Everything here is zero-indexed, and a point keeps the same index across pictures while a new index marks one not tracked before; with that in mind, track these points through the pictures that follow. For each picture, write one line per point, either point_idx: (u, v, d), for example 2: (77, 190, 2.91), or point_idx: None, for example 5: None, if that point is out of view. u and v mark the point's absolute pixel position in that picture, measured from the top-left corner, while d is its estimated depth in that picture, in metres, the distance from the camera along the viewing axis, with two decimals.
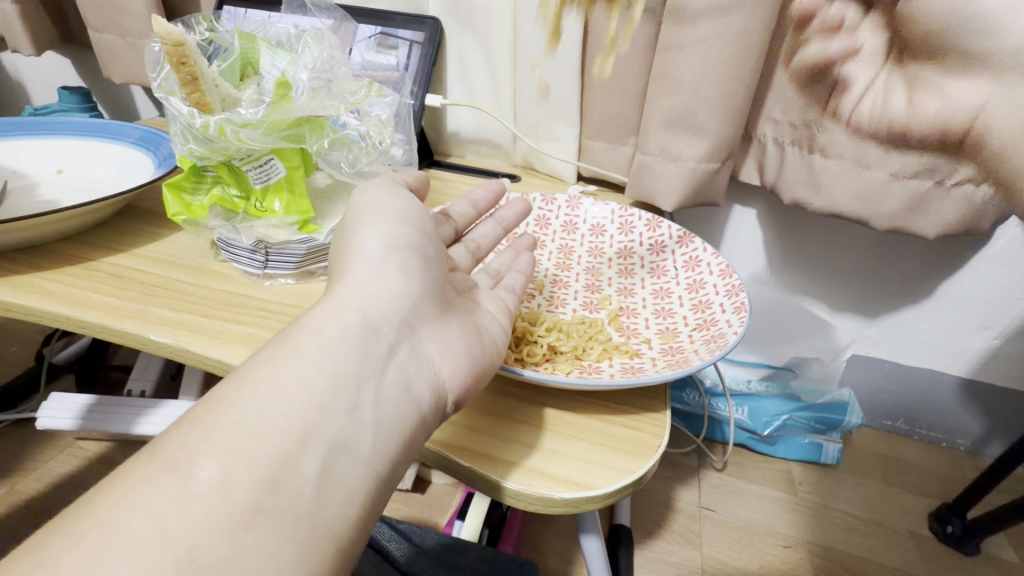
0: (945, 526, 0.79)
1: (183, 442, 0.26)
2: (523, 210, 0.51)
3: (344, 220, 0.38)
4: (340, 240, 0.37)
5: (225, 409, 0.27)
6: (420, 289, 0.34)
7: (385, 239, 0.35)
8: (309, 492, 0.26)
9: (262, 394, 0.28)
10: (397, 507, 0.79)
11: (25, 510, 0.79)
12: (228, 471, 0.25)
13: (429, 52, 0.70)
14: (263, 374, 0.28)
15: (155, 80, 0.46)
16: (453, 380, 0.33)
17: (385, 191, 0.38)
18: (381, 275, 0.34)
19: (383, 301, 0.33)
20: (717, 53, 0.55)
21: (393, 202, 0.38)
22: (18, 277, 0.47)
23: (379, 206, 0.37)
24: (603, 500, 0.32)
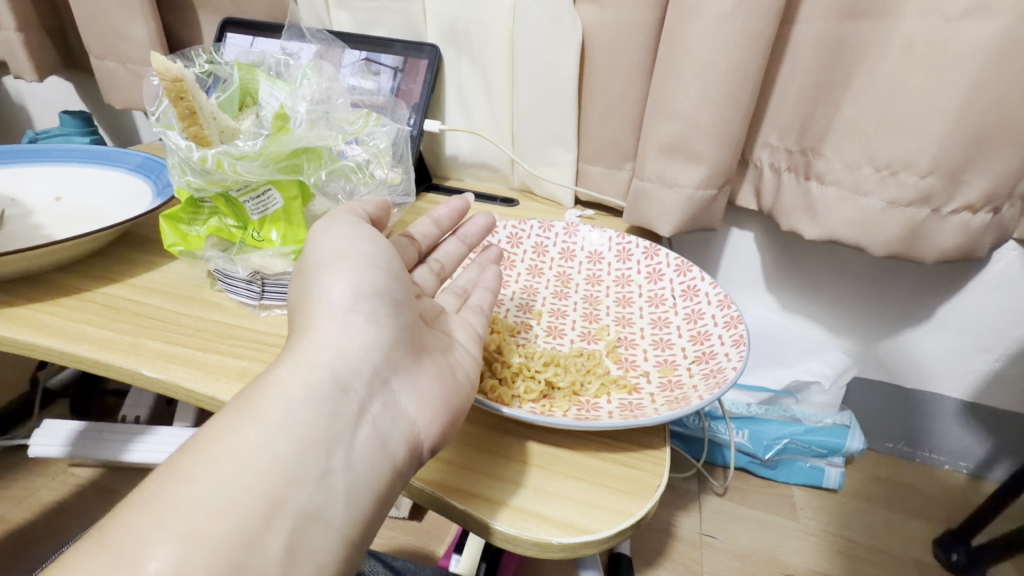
0: (949, 554, 0.78)
1: (133, 528, 0.25)
2: (488, 226, 0.49)
3: (306, 263, 0.36)
4: (303, 285, 0.36)
5: (183, 487, 0.27)
6: (390, 339, 0.34)
7: (351, 286, 0.34)
8: (276, 568, 0.26)
9: (229, 466, 0.27)
10: (394, 535, 0.78)
11: (15, 540, 0.78)
12: (186, 556, 0.24)
13: (428, 78, 0.70)
14: (228, 445, 0.28)
15: (154, 113, 0.46)
16: (430, 428, 0.33)
17: (350, 231, 0.37)
18: (348, 329, 0.33)
19: (352, 356, 0.32)
20: (713, 84, 0.55)
21: (357, 243, 0.36)
22: (13, 309, 0.47)
23: (342, 249, 0.36)
24: (602, 544, 0.32)
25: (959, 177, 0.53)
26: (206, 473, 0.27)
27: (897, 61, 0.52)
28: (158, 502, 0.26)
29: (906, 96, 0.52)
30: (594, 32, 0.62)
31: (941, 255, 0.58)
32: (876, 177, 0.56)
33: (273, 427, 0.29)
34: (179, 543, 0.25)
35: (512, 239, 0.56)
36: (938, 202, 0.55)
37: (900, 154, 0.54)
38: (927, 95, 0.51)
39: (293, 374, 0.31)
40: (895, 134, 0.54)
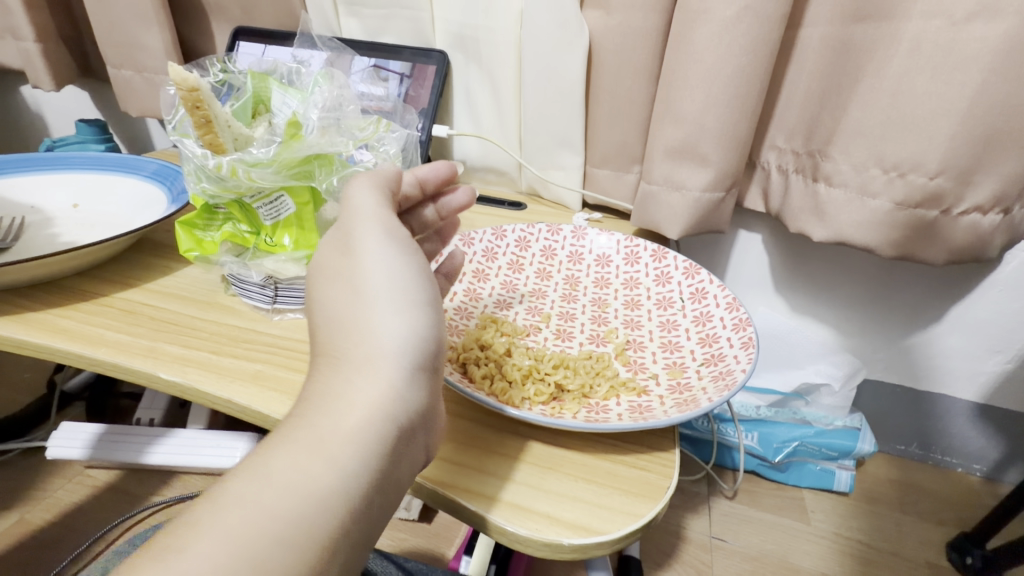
0: (964, 558, 0.77)
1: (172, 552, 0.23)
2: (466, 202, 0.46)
3: (347, 269, 0.33)
4: (344, 291, 0.33)
5: (228, 517, 0.25)
6: (438, 367, 0.32)
7: (404, 306, 0.32)
8: None
9: (278, 497, 0.26)
10: (404, 537, 0.78)
11: (33, 541, 0.79)
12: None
13: (437, 84, 0.71)
14: (276, 472, 0.26)
15: (171, 122, 0.47)
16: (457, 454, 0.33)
17: (399, 242, 0.33)
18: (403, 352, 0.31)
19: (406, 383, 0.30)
20: (719, 87, 0.56)
21: (407, 257, 0.33)
22: (34, 313, 0.48)
23: (392, 262, 0.33)
24: (612, 546, 0.32)
25: (968, 178, 0.53)
26: (263, 495, 0.26)
27: (903, 63, 0.52)
28: (214, 524, 0.25)
29: (913, 98, 0.52)
30: (600, 37, 0.63)
31: (951, 256, 0.58)
32: (884, 178, 0.56)
33: (329, 442, 0.28)
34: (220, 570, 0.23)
35: (520, 243, 0.57)
36: (947, 203, 0.55)
37: (908, 156, 0.54)
38: (934, 97, 0.51)
39: (341, 382, 0.30)
40: (902, 136, 0.54)
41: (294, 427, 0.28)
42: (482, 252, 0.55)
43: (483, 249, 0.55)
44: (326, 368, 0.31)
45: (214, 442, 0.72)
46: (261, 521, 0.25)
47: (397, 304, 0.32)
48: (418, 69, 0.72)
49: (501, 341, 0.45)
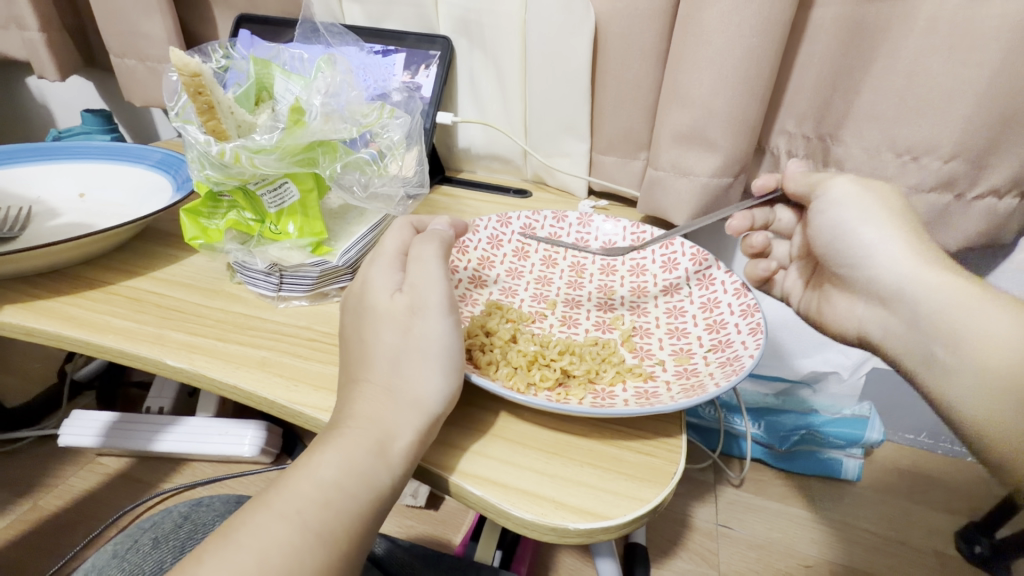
0: (973, 547, 0.77)
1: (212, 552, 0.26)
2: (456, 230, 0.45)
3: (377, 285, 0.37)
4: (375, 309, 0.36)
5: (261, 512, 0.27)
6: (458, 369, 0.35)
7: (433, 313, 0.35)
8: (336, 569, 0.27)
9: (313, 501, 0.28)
10: (411, 524, 0.79)
11: (47, 527, 0.80)
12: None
13: (441, 72, 0.70)
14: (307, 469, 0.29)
15: (173, 109, 0.47)
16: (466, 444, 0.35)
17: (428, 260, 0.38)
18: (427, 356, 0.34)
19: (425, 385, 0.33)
20: (728, 71, 0.55)
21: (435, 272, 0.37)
22: (41, 301, 0.48)
23: (423, 279, 0.37)
24: (619, 531, 0.32)
25: (984, 161, 0.52)
26: (323, 479, 0.29)
27: (918, 44, 0.50)
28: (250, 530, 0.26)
29: (927, 80, 0.51)
30: (607, 21, 0.62)
31: (964, 242, 0.57)
32: (896, 162, 0.55)
33: (382, 432, 0.31)
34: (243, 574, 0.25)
35: (525, 230, 0.57)
36: (961, 187, 0.54)
37: (921, 140, 0.53)
38: (950, 77, 0.50)
39: (393, 376, 0.33)
40: (916, 119, 0.53)
41: (351, 415, 0.32)
42: (486, 239, 0.54)
43: (488, 235, 0.55)
44: (376, 363, 0.34)
45: (221, 430, 0.74)
46: (332, 493, 0.28)
47: (444, 313, 0.35)
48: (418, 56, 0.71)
49: (507, 329, 0.45)
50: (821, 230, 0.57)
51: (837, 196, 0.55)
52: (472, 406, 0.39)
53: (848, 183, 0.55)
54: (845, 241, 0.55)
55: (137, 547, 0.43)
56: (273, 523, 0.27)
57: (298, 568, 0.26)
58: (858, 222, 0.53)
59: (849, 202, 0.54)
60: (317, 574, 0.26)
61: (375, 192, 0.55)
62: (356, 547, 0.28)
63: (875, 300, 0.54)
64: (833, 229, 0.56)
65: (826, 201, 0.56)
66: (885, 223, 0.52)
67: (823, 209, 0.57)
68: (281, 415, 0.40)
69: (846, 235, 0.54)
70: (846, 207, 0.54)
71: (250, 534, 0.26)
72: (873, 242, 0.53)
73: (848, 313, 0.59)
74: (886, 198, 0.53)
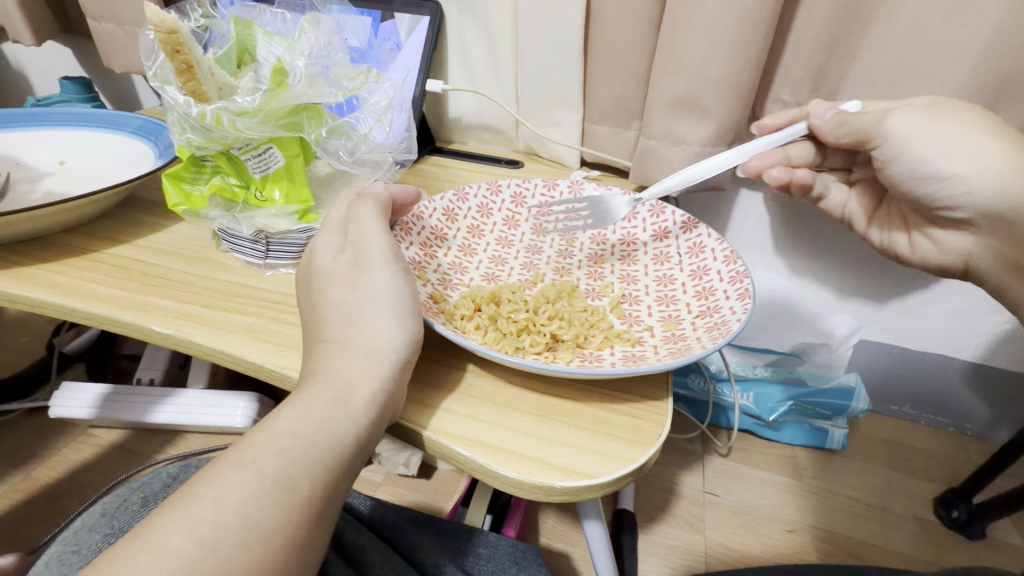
0: (951, 512, 0.79)
1: (187, 505, 0.25)
2: (413, 195, 0.46)
3: (324, 246, 0.38)
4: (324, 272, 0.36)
5: (230, 471, 0.27)
6: (415, 317, 0.36)
7: (380, 265, 0.36)
8: (312, 527, 0.27)
9: (289, 460, 0.27)
10: (403, 492, 0.80)
11: (40, 497, 0.81)
12: (231, 533, 0.24)
13: (430, 35, 0.68)
14: (270, 430, 0.29)
15: (150, 68, 0.45)
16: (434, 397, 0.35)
17: (371, 213, 0.39)
18: (379, 305, 0.35)
19: (381, 332, 0.34)
20: (723, 34, 0.53)
21: (376, 225, 0.38)
22: (22, 268, 0.47)
23: (368, 232, 0.38)
24: (604, 489, 0.32)
25: None
26: (293, 434, 0.28)
27: (915, 7, 0.49)
28: (223, 485, 0.26)
29: (925, 44, 0.50)
30: None
31: None
32: None
33: (342, 382, 0.31)
34: (218, 527, 0.24)
35: (515, 198, 0.56)
36: None
37: None
38: (947, 42, 0.49)
39: (348, 331, 0.34)
40: (911, 86, 0.52)
41: (317, 371, 0.32)
42: (476, 208, 0.54)
43: (477, 204, 0.54)
44: (329, 323, 0.35)
45: (214, 401, 0.73)
46: (291, 443, 0.28)
47: (389, 263, 0.36)
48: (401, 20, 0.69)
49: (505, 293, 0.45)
50: (894, 174, 0.49)
51: (902, 132, 0.46)
52: (461, 370, 0.39)
53: (907, 112, 0.46)
54: (921, 183, 0.48)
55: (126, 507, 0.43)
56: (232, 473, 0.26)
57: (255, 515, 0.25)
58: (938, 159, 0.46)
59: (927, 130, 0.45)
60: (296, 530, 0.26)
61: (362, 159, 0.54)
62: (322, 495, 0.27)
63: (982, 225, 0.48)
64: (909, 173, 0.48)
65: (897, 139, 0.46)
66: (976, 148, 0.45)
67: (894, 155, 0.47)
68: (269, 379, 0.40)
69: (928, 175, 0.47)
70: (923, 140, 0.45)
71: (208, 485, 0.26)
72: (946, 144, 0.45)
73: (948, 245, 0.52)
74: (969, 116, 0.46)
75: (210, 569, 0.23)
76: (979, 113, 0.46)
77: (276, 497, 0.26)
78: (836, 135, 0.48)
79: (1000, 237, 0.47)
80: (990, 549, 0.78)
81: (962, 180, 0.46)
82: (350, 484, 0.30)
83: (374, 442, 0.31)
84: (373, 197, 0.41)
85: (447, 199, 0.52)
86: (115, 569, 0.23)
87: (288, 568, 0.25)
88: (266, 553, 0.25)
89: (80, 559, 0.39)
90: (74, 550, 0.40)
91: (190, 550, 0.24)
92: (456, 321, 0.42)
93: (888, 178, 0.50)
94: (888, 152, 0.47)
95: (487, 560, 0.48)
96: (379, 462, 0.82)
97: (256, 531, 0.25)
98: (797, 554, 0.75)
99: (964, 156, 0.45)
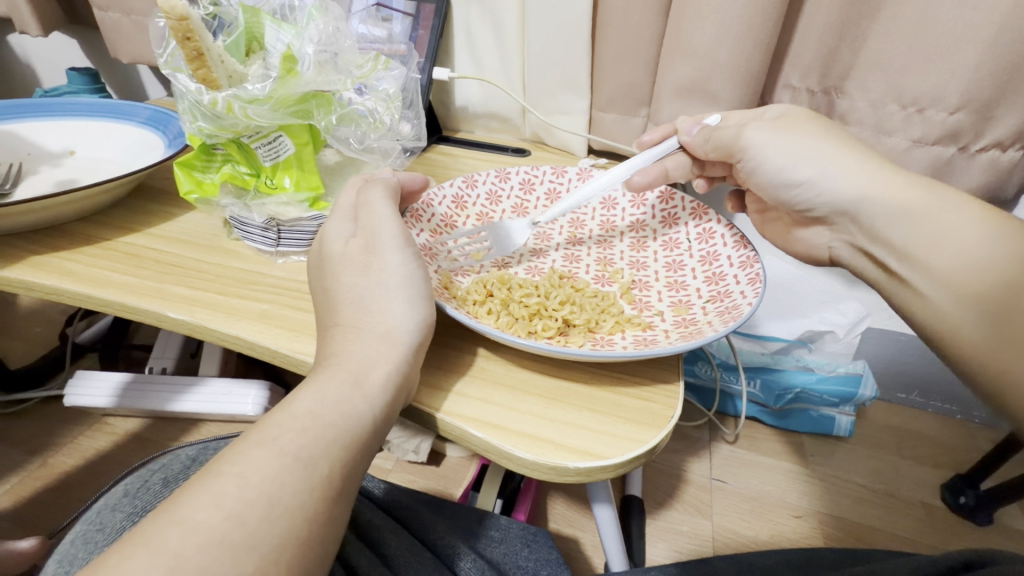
0: (958, 498, 0.79)
1: (209, 482, 0.26)
2: (423, 182, 0.46)
3: (334, 228, 0.38)
4: (335, 259, 0.36)
5: (251, 449, 0.27)
6: (427, 303, 0.36)
7: (392, 251, 0.36)
8: (333, 504, 0.27)
9: (308, 439, 0.28)
10: (413, 478, 0.81)
11: (57, 483, 0.82)
12: (253, 509, 0.25)
13: (436, 24, 0.68)
14: (287, 411, 0.29)
15: (161, 56, 0.45)
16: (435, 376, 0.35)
17: (381, 197, 0.40)
18: (393, 293, 0.35)
19: (394, 319, 0.34)
20: (733, 18, 0.53)
21: (385, 208, 0.39)
22: (37, 256, 0.48)
23: (379, 216, 0.38)
24: (617, 470, 0.32)
25: (990, 111, 0.52)
26: (311, 414, 0.29)
27: None
28: (245, 462, 0.26)
29: (938, 26, 0.49)
30: None
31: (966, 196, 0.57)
32: (902, 114, 0.54)
33: (357, 367, 0.32)
34: (241, 502, 0.25)
35: (524, 185, 0.56)
36: (966, 140, 0.54)
37: (928, 90, 0.52)
38: (961, 24, 0.48)
39: (361, 314, 0.34)
40: (924, 69, 0.52)
41: (334, 353, 0.33)
42: (485, 195, 0.54)
43: (486, 191, 0.54)
44: (342, 306, 0.35)
45: (226, 390, 0.74)
46: (309, 422, 0.28)
47: (400, 247, 0.37)
48: (403, 8, 0.69)
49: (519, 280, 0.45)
50: (759, 185, 0.48)
51: (756, 142, 0.45)
52: (473, 355, 0.39)
53: (759, 126, 0.46)
54: (783, 190, 0.46)
55: (148, 487, 0.44)
56: (254, 451, 0.27)
57: (279, 491, 0.26)
58: (791, 167, 0.44)
59: (776, 145, 0.44)
60: (315, 507, 0.26)
61: (371, 146, 0.54)
62: (342, 473, 0.28)
63: (841, 225, 0.44)
64: (772, 178, 0.46)
65: (754, 152, 0.46)
66: (822, 155, 0.43)
67: (754, 164, 0.46)
68: (284, 364, 0.40)
69: (788, 182, 0.45)
70: (779, 148, 0.44)
71: (231, 462, 0.27)
72: (796, 155, 0.44)
73: (816, 240, 0.49)
74: (813, 126, 0.45)
75: (237, 542, 0.24)
76: (819, 126, 0.45)
77: (297, 474, 0.27)
78: (705, 149, 0.50)
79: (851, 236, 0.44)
80: (998, 534, 0.79)
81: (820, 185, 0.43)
82: (369, 460, 0.30)
83: (390, 422, 0.32)
84: (364, 184, 0.41)
85: (456, 186, 0.52)
86: (145, 542, 0.23)
87: (312, 542, 0.26)
88: (289, 527, 0.25)
89: (106, 536, 0.40)
90: (98, 528, 0.41)
91: (216, 524, 0.24)
92: (469, 306, 0.43)
93: (756, 189, 0.48)
94: (749, 164, 0.47)
95: (499, 541, 0.49)
96: (388, 449, 0.83)
97: (281, 506, 0.25)
98: (804, 539, 0.76)
99: (810, 167, 0.43)
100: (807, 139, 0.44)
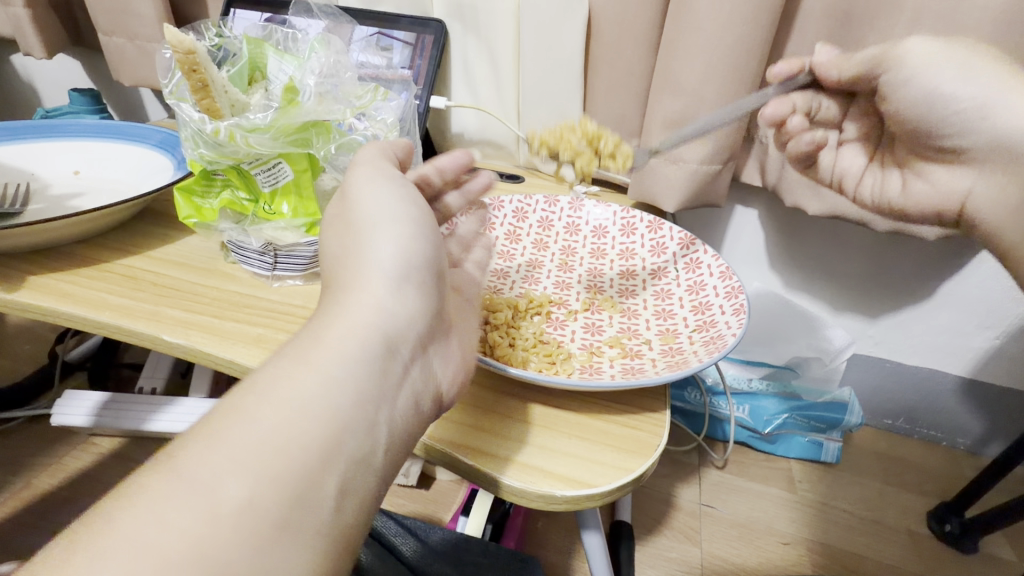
0: (943, 525, 0.80)
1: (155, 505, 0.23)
2: (464, 157, 0.43)
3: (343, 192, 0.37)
4: (338, 226, 0.35)
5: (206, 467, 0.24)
6: (426, 288, 0.33)
7: (389, 225, 0.34)
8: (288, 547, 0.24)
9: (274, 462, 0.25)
10: (402, 502, 0.81)
11: (37, 504, 0.81)
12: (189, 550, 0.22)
13: (434, 54, 0.70)
14: (248, 423, 0.25)
15: (167, 86, 0.47)
16: (452, 388, 0.34)
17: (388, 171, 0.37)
18: (388, 278, 0.32)
19: (390, 307, 0.31)
20: (718, 60, 0.55)
21: (392, 175, 0.37)
22: (34, 278, 0.48)
23: (380, 182, 0.36)
24: (604, 498, 0.33)
25: None
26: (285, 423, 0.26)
27: None
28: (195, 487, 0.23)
29: None
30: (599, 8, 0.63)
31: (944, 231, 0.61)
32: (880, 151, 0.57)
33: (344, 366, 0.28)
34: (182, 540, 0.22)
35: (518, 214, 0.57)
36: None
37: None
38: None
39: (353, 294, 0.31)
40: None
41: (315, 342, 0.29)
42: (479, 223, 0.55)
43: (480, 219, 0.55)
44: (334, 287, 0.32)
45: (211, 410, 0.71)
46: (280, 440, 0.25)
47: (398, 220, 0.34)
48: (404, 37, 0.71)
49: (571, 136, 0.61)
50: (911, 97, 0.45)
51: (914, 60, 0.44)
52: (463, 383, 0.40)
53: (921, 41, 0.44)
54: (938, 107, 0.45)
55: None
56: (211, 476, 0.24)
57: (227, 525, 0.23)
58: (951, 83, 0.44)
59: (935, 62, 0.44)
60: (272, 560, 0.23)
61: None
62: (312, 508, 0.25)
63: (989, 160, 0.46)
64: (924, 98, 0.45)
65: (909, 66, 0.44)
66: (978, 78, 0.44)
67: (908, 79, 0.45)
68: None
69: (945, 97, 0.44)
70: (934, 69, 0.44)
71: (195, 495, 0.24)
72: (937, 88, 0.44)
73: (953, 183, 0.49)
74: (962, 50, 0.45)
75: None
76: None
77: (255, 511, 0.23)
78: (841, 73, 0.46)
79: (1006, 173, 0.45)
80: (983, 563, 0.79)
81: (985, 107, 0.44)
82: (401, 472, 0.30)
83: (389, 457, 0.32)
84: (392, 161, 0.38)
85: None
86: None
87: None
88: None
89: None
90: None
91: None
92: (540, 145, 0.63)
93: (899, 107, 0.46)
94: (902, 78, 0.45)
95: None
96: None
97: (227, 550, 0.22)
98: (793, 567, 0.76)
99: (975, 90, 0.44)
100: (963, 72, 0.44)
